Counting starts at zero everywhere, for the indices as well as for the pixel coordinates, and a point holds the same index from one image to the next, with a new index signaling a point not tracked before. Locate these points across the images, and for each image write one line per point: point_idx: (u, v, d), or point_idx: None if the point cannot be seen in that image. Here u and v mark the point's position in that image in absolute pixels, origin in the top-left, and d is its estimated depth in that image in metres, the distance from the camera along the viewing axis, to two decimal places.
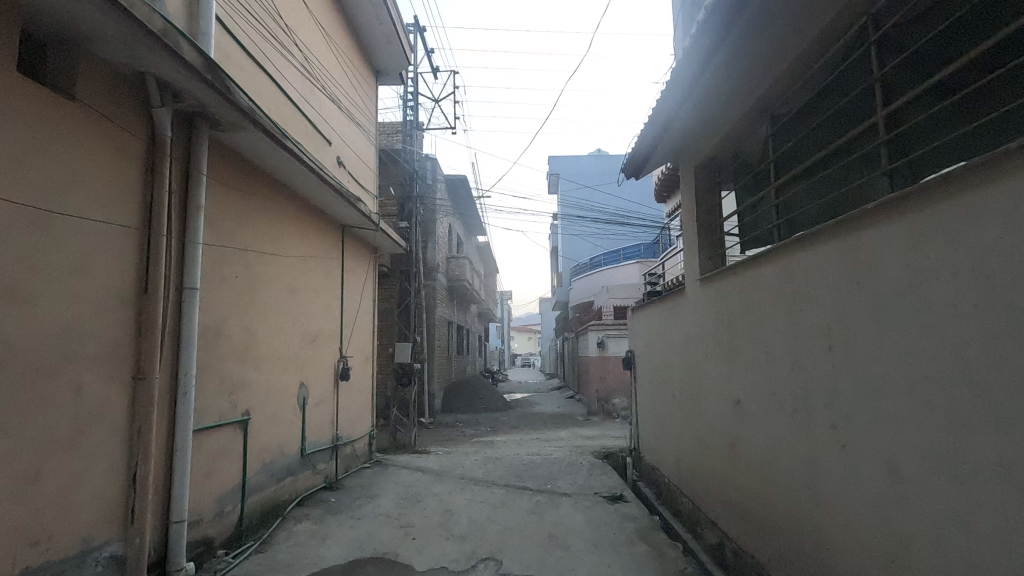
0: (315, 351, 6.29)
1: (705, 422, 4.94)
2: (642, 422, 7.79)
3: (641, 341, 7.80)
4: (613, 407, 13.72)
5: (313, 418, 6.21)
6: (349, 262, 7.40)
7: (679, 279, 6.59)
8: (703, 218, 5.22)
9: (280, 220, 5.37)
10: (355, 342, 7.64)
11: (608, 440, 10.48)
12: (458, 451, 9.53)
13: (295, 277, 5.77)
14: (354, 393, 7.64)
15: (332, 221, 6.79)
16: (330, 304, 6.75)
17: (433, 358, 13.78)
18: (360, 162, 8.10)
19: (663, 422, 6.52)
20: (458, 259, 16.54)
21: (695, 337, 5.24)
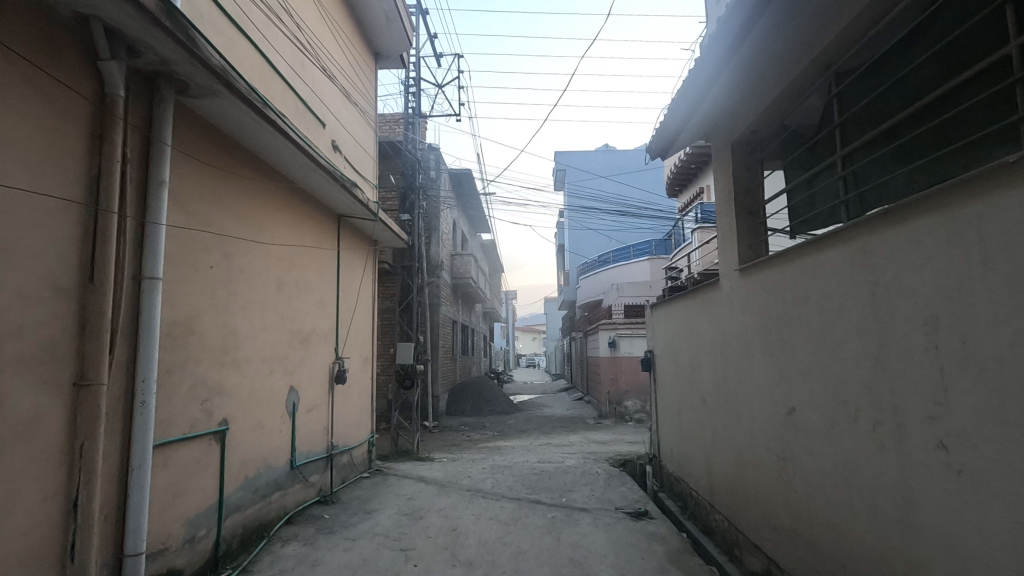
0: (307, 352, 5.71)
1: (747, 432, 4.34)
2: (664, 428, 7.17)
3: (661, 339, 7.17)
4: (626, 410, 13.10)
5: (305, 426, 5.63)
6: (345, 255, 6.82)
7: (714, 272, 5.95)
8: (741, 199, 4.60)
9: (265, 205, 4.80)
10: (352, 342, 7.06)
11: (622, 445, 9.86)
12: (463, 459, 8.92)
13: (283, 270, 5.19)
14: (352, 397, 7.05)
15: (325, 209, 6.20)
16: (324, 301, 6.18)
17: (436, 359, 13.18)
18: (358, 148, 7.51)
19: (691, 430, 5.90)
20: (462, 256, 15.94)
21: (732, 335, 4.63)
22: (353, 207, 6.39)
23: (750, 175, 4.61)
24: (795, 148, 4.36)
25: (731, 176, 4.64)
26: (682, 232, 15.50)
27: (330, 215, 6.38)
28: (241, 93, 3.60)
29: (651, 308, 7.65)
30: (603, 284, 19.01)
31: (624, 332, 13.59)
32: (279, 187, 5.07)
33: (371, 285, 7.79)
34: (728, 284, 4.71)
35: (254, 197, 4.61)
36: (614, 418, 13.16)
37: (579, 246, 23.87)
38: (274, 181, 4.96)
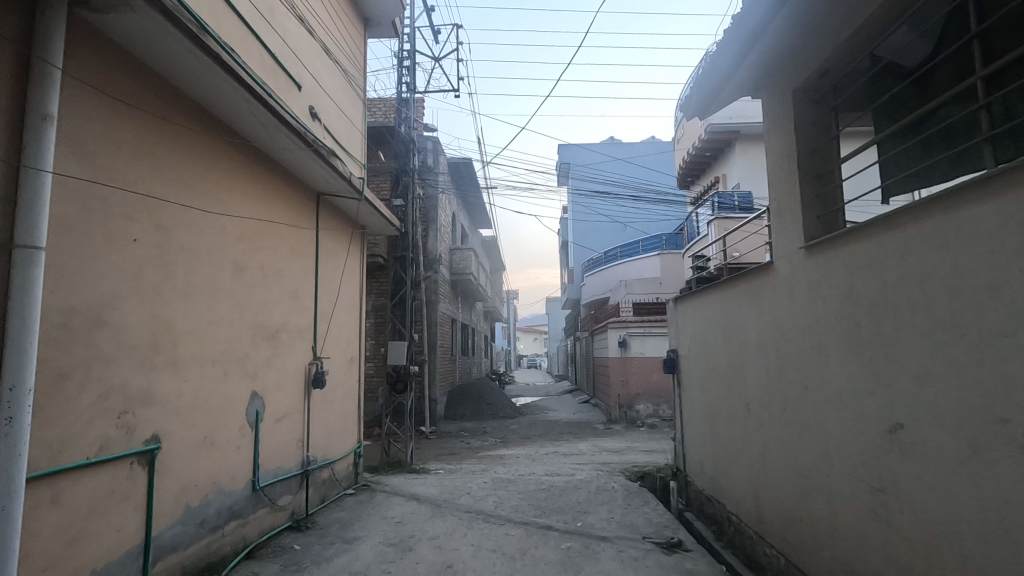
0: (275, 352, 4.81)
1: (819, 453, 3.42)
2: (691, 439, 6.25)
3: (689, 337, 6.25)
4: (638, 414, 12.22)
5: (272, 438, 4.73)
6: (325, 239, 5.92)
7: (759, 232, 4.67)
8: (807, 161, 3.69)
9: (215, 168, 3.90)
10: (334, 340, 6.16)
11: (638, 455, 8.95)
12: (461, 471, 8.00)
13: (242, 252, 4.29)
14: (333, 404, 6.15)
15: (300, 184, 5.31)
16: (298, 291, 5.28)
17: (434, 360, 12.28)
18: (342, 119, 6.63)
19: (729, 444, 4.99)
20: (462, 251, 15.07)
21: (795, 330, 3.72)
22: (332, 182, 5.48)
23: (816, 130, 3.70)
24: (883, 89, 3.45)
25: (793, 132, 3.74)
26: (696, 225, 14.55)
27: (306, 191, 5.49)
28: (163, 5, 2.70)
29: (676, 302, 6.72)
30: (610, 280, 18.10)
31: (635, 330, 12.66)
32: (235, 150, 4.17)
33: (357, 275, 6.89)
34: (789, 266, 3.80)
35: (199, 157, 3.71)
36: (625, 422, 12.27)
37: (585, 241, 22.91)
38: (227, 140, 4.05)
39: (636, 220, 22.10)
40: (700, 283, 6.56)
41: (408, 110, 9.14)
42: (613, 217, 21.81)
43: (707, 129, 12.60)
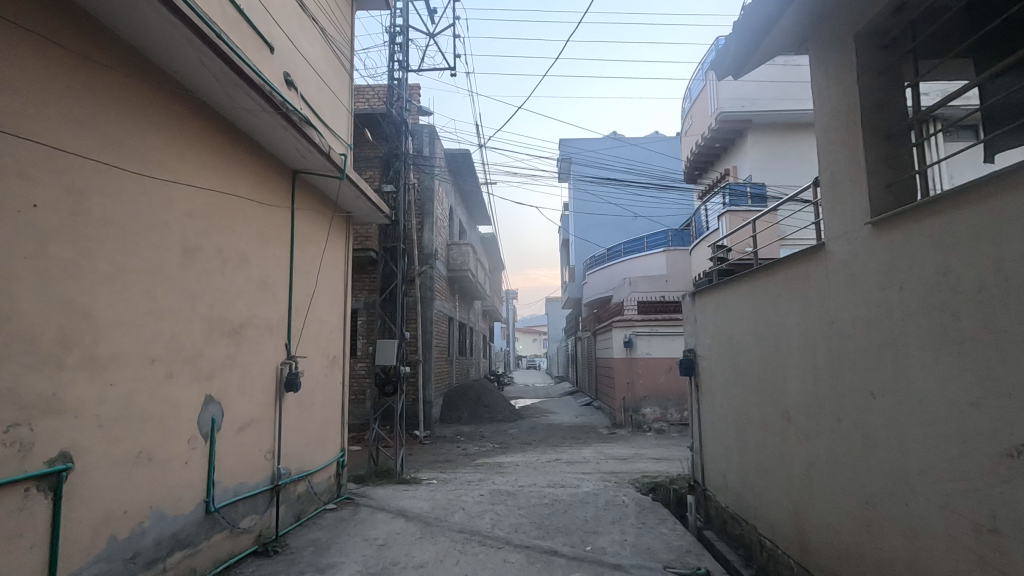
0: (236, 350, 4.14)
1: (895, 477, 2.77)
2: (713, 450, 5.59)
3: (710, 334, 5.60)
4: (643, 419, 11.63)
5: (234, 450, 4.07)
6: (302, 223, 5.25)
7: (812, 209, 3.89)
8: (873, 119, 3.02)
9: (148, 122, 3.20)
10: (312, 338, 5.50)
11: (648, 464, 8.28)
12: (456, 481, 7.34)
13: (193, 231, 3.64)
14: (311, 410, 5.48)
15: (270, 159, 4.65)
16: (267, 280, 4.62)
17: (428, 360, 11.61)
18: (323, 91, 5.97)
19: (763, 457, 4.33)
20: (459, 246, 14.41)
21: (858, 324, 3.05)
22: (306, 155, 4.78)
23: (883, 82, 3.04)
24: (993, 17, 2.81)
25: (856, 85, 3.07)
26: (704, 219, 13.89)
27: (278, 167, 4.83)
28: None
29: (695, 296, 6.06)
30: (613, 278, 17.45)
31: (642, 329, 11.96)
32: (178, 105, 3.47)
33: (339, 266, 6.20)
34: (848, 248, 3.13)
35: (123, 107, 3.02)
36: (631, 427, 11.62)
37: (589, 235, 22.15)
38: (167, 92, 3.36)
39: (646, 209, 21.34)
40: (722, 274, 5.87)
41: (400, 90, 8.46)
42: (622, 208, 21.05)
43: (717, 118, 11.94)
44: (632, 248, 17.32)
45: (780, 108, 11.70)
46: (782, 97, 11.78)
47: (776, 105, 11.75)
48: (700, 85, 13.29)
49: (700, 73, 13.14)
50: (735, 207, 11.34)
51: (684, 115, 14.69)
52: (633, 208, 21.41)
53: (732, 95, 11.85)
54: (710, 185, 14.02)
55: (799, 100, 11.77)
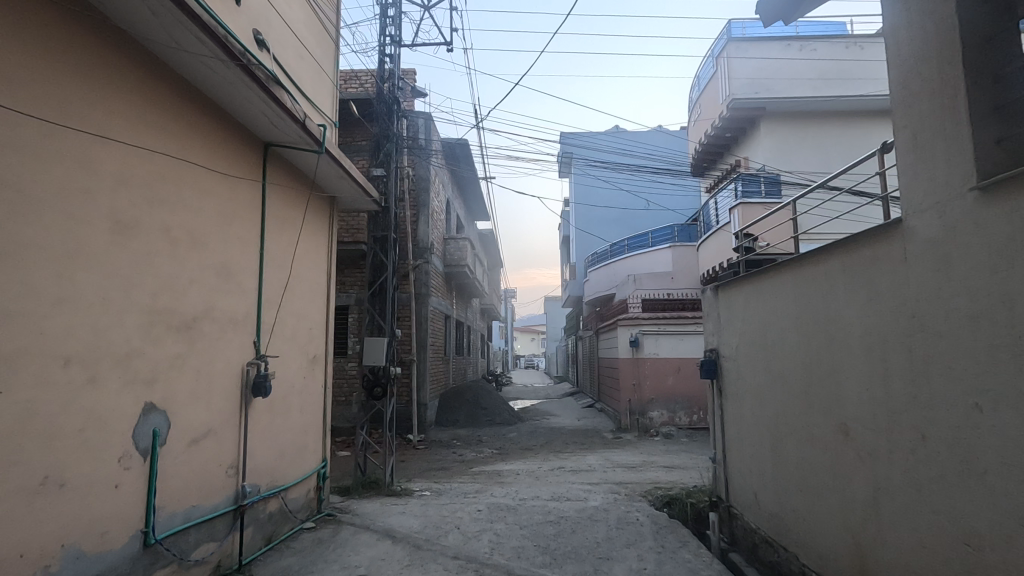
0: (188, 348, 3.49)
1: (1020, 516, 2.13)
2: (740, 463, 4.95)
3: (738, 331, 4.96)
4: (650, 422, 10.99)
5: (185, 467, 3.43)
6: (275, 204, 4.59)
7: (882, 184, 3.23)
8: (978, 59, 2.39)
9: (42, 55, 2.48)
10: (288, 335, 4.86)
11: (659, 474, 7.63)
12: (450, 493, 6.69)
13: (128, 204, 2.98)
14: (287, 415, 4.85)
15: (233, 126, 3.99)
16: (230, 268, 3.98)
17: (423, 359, 10.99)
18: (303, 58, 5.28)
19: (807, 476, 3.70)
20: (456, 241, 13.75)
21: (959, 318, 2.40)
22: (275, 120, 4.07)
23: (988, 10, 2.41)
24: None
25: (954, 16, 2.44)
26: (713, 214, 13.28)
27: (244, 136, 4.16)
28: None
29: (719, 290, 5.43)
30: (617, 276, 16.82)
31: (648, 328, 11.35)
32: (94, 39, 2.75)
33: (320, 255, 5.56)
34: (940, 223, 2.50)
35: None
36: (637, 431, 10.99)
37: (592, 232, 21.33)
38: (77, 19, 2.64)
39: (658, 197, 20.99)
40: (750, 265, 5.25)
41: (393, 67, 7.78)
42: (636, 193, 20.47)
43: (729, 105, 11.30)
44: (636, 243, 16.58)
45: (797, 95, 11.08)
46: (797, 83, 11.14)
47: (792, 92, 11.12)
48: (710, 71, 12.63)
49: (709, 59, 12.48)
50: (750, 200, 10.93)
51: (692, 105, 14.03)
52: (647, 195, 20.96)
53: (745, 81, 11.22)
54: (721, 177, 13.37)
55: (816, 87, 11.13)
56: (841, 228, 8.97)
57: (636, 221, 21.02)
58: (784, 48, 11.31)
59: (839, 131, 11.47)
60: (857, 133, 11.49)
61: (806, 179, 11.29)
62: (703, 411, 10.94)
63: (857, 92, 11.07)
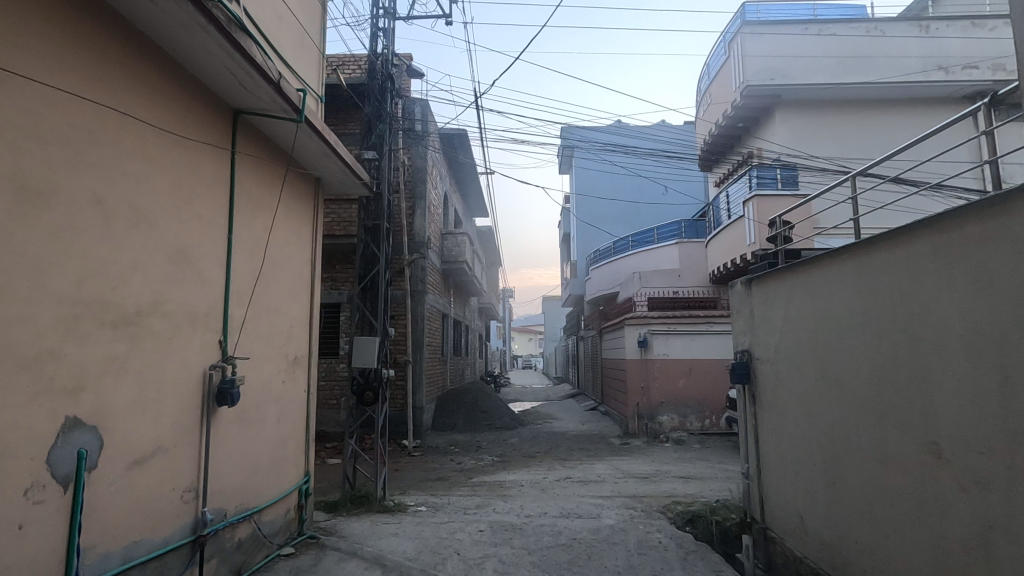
0: (131, 349, 2.86)
1: None
2: (779, 480, 4.34)
3: (778, 329, 4.35)
4: (660, 427, 10.40)
5: (124, 495, 2.80)
6: (246, 182, 3.96)
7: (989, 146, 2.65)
8: None
9: None
10: (262, 334, 4.23)
11: (676, 485, 7.02)
12: (448, 509, 6.06)
13: (42, 166, 2.36)
14: (261, 425, 4.22)
15: (192, 84, 3.37)
16: (188, 253, 3.34)
17: (419, 360, 10.38)
18: (284, 19, 4.66)
19: (880, 503, 3.09)
20: (454, 236, 13.15)
21: None
22: (242, 79, 3.45)
23: None
24: None
25: None
26: (723, 209, 12.72)
27: (207, 99, 3.54)
28: None
29: (754, 283, 4.82)
30: (620, 273, 16.23)
31: (658, 327, 10.72)
32: None
33: (301, 244, 4.93)
34: None
35: None
36: (646, 437, 10.39)
37: (592, 233, 20.72)
38: None
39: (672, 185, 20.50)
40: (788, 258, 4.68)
41: (386, 41, 7.15)
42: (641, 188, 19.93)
43: (743, 93, 10.71)
44: (641, 239, 15.95)
45: (815, 82, 10.52)
46: (814, 70, 10.57)
47: (810, 79, 10.55)
48: (722, 58, 12.05)
49: (721, 45, 11.87)
50: (766, 192, 10.38)
51: (701, 94, 13.44)
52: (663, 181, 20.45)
53: (760, 67, 10.63)
54: (733, 168, 12.79)
55: (834, 73, 10.56)
56: (895, 217, 8.86)
57: (641, 216, 20.55)
58: (801, 32, 10.72)
59: (857, 120, 10.88)
60: (879, 121, 10.86)
61: (839, 166, 10.79)
62: (715, 415, 10.35)
63: (876, 76, 10.47)
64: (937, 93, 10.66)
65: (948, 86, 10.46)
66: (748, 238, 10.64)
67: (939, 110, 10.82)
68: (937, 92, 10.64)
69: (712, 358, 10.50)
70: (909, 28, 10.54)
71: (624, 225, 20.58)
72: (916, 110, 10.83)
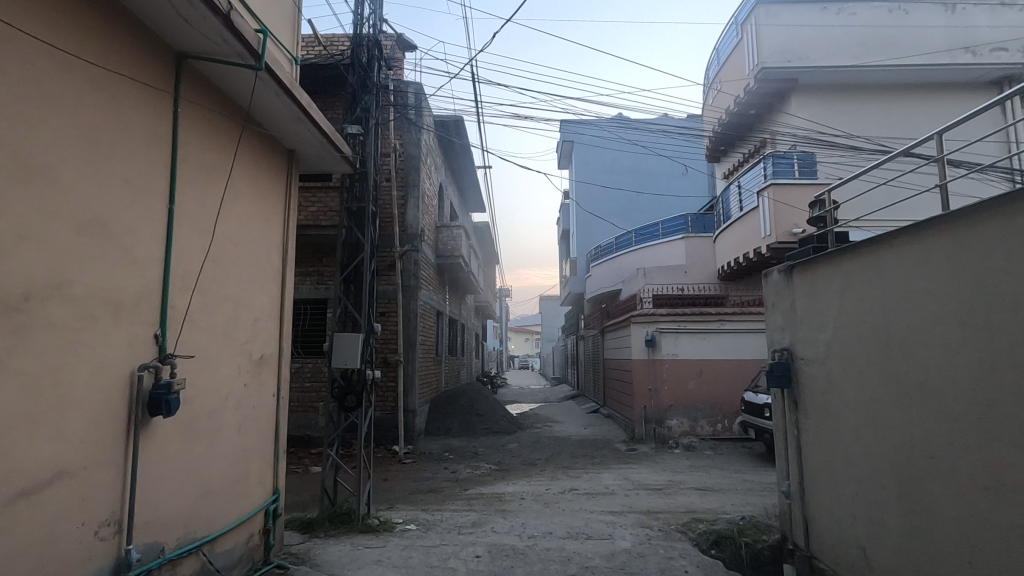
0: (16, 343, 2.17)
1: None
2: (833, 501, 3.65)
3: (830, 323, 3.68)
4: (668, 433, 9.71)
5: (3, 539, 2.10)
6: (194, 142, 3.25)
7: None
8: None
9: None
10: (215, 328, 3.53)
11: (693, 499, 6.33)
12: (441, 528, 5.36)
13: None
14: (214, 438, 3.52)
15: (115, 9, 2.67)
16: (107, 224, 2.64)
17: (411, 360, 9.69)
18: None
19: (996, 545, 2.41)
20: (450, 228, 12.47)
21: None
22: (180, 5, 2.73)
23: None
24: None
25: None
26: (733, 203, 12.09)
27: (139, 31, 2.84)
28: None
29: (796, 271, 4.15)
30: (623, 270, 15.57)
31: (666, 325, 10.05)
32: None
33: (266, 224, 4.24)
34: None
35: None
36: (654, 443, 9.71)
37: (590, 226, 20.04)
38: None
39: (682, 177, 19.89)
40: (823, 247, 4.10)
41: (373, 6, 6.45)
42: (644, 181, 19.32)
43: (757, 76, 10.07)
44: (645, 234, 15.26)
45: (835, 64, 9.89)
46: (833, 53, 9.94)
47: (829, 61, 9.92)
48: (733, 40, 11.42)
49: (732, 27, 11.25)
50: (783, 182, 9.71)
51: (709, 82, 12.81)
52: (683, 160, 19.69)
53: (775, 49, 10.00)
54: (746, 156, 12.12)
55: (855, 56, 9.92)
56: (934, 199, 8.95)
57: (644, 209, 19.85)
58: (819, 11, 10.09)
59: (878, 106, 10.24)
60: (901, 107, 10.21)
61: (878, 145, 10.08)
62: (728, 419, 9.68)
63: (899, 59, 9.84)
64: (964, 77, 10.02)
65: (976, 69, 9.82)
66: (763, 231, 10.02)
67: (966, 95, 10.17)
68: (964, 76, 9.99)
69: (723, 358, 9.83)
70: (934, 8, 9.96)
71: (625, 217, 19.91)
72: (941, 95, 10.19)
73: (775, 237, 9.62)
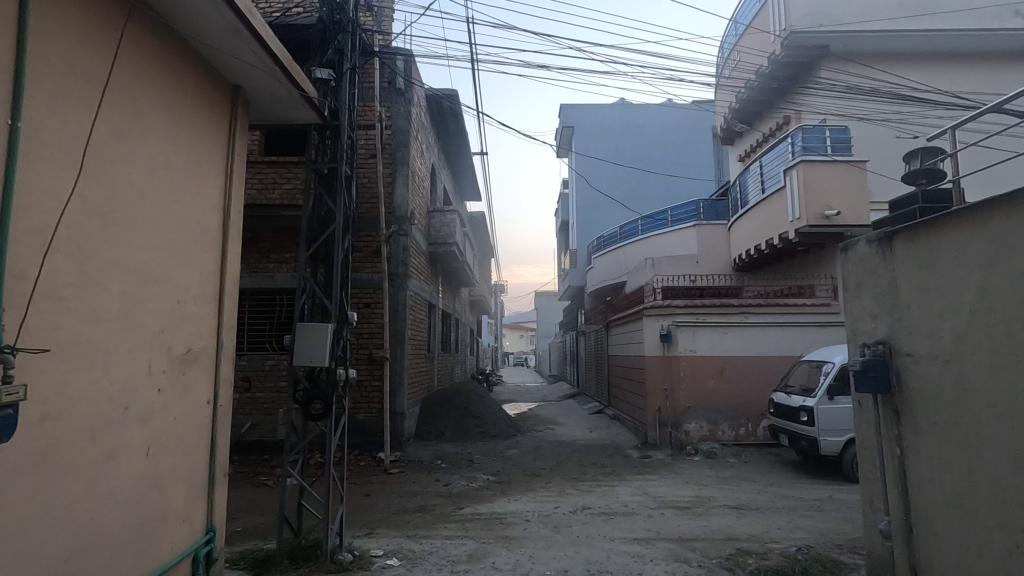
0: None
1: None
2: (970, 553, 2.63)
3: (962, 304, 2.68)
4: (686, 438, 8.71)
5: None
6: (55, 32, 2.21)
7: None
8: None
9: None
10: (103, 310, 2.48)
11: (731, 522, 5.33)
12: (429, 564, 4.28)
13: None
14: (103, 466, 2.47)
15: None
16: None
17: (400, 356, 8.67)
18: None
19: None
20: (443, 213, 11.46)
21: None
22: None
23: None
24: None
25: None
26: (752, 187, 11.12)
27: None
28: None
29: (897, 240, 3.16)
30: (629, 261, 14.56)
31: (684, 319, 9.03)
32: None
33: (192, 177, 3.20)
34: None
35: None
36: (669, 449, 8.71)
37: (590, 215, 18.99)
38: None
39: (688, 164, 18.90)
40: (933, 208, 3.11)
41: None
42: (647, 168, 18.41)
43: (785, 41, 9.10)
44: (652, 223, 14.27)
45: (872, 29, 8.94)
46: (869, 16, 8.97)
47: (866, 26, 8.98)
48: (756, 6, 10.46)
49: None
50: (814, 158, 8.73)
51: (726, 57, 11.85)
52: (691, 146, 18.93)
53: (805, 11, 9.05)
54: (766, 136, 11.17)
55: (893, 20, 8.98)
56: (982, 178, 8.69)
57: (648, 198, 18.90)
58: None
59: (916, 74, 9.21)
60: (944, 76, 9.15)
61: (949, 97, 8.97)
62: (752, 423, 8.69)
63: (944, 25, 8.88)
64: (1015, 44, 9.03)
65: None
66: (791, 214, 9.04)
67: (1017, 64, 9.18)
68: (1016, 42, 9.01)
69: (747, 355, 8.85)
70: None
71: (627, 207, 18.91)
72: (987, 64, 9.19)
73: (806, 221, 8.64)
